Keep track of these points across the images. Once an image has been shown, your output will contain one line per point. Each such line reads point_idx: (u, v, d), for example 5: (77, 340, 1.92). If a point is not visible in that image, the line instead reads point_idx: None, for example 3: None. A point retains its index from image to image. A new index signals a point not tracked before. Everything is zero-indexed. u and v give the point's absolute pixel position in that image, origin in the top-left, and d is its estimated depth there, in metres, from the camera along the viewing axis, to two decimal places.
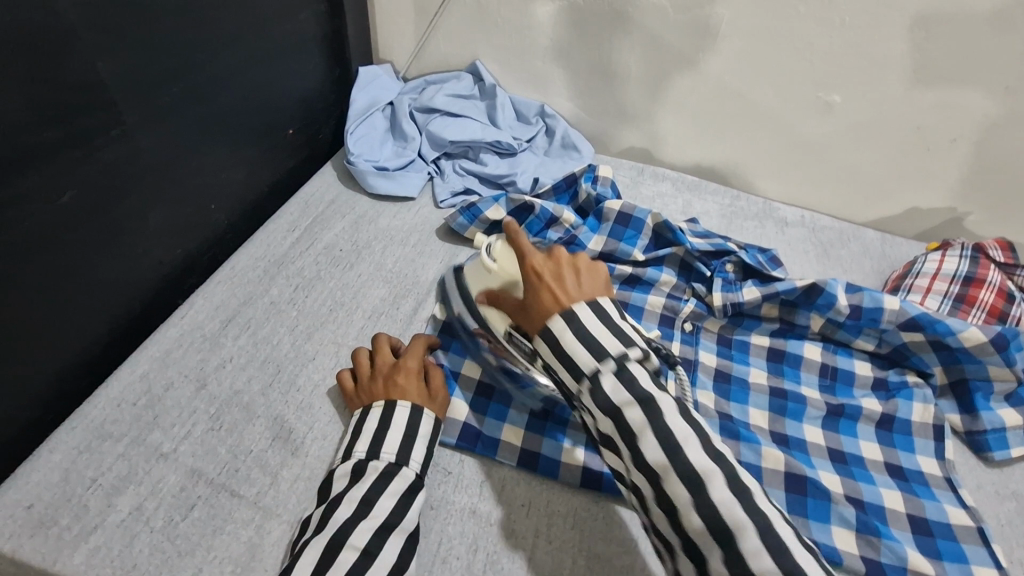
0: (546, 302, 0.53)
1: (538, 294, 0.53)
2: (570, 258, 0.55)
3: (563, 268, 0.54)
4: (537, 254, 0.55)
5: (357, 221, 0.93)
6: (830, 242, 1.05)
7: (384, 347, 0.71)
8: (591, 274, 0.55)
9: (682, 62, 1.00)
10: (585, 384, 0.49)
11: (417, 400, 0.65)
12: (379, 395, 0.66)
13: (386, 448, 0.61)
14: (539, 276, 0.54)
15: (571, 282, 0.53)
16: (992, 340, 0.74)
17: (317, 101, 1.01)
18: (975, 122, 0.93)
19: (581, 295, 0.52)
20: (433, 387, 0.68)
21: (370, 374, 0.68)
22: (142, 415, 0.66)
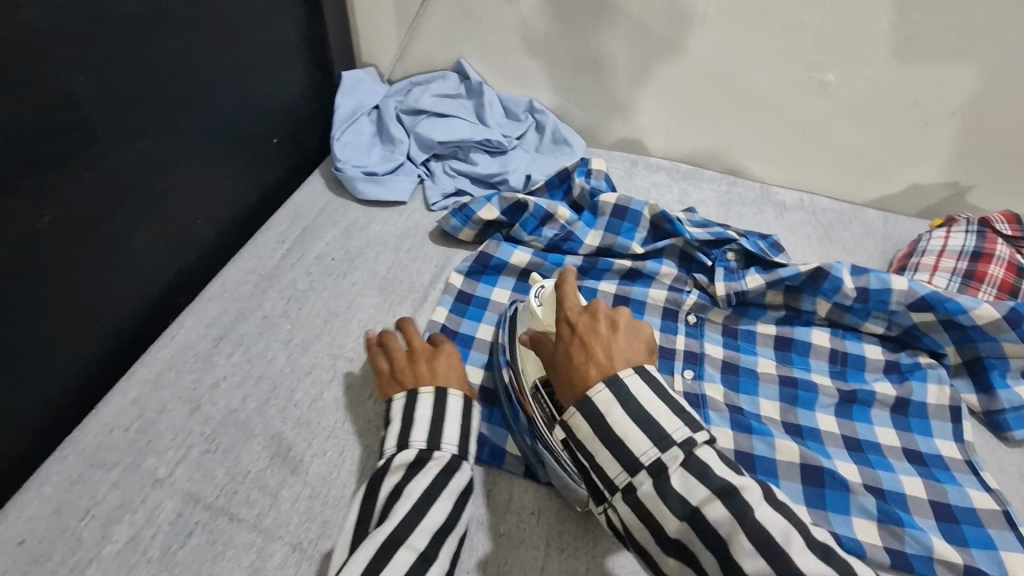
0: (590, 361, 0.52)
1: (580, 357, 0.53)
2: (612, 317, 0.55)
3: (603, 327, 0.54)
4: (580, 315, 0.55)
5: (348, 228, 0.91)
6: (831, 224, 1.03)
7: (417, 330, 0.69)
8: (633, 335, 0.55)
9: (671, 49, 0.98)
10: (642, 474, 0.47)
11: (461, 387, 0.64)
12: (423, 379, 0.64)
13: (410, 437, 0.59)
14: (580, 337, 0.54)
15: (612, 343, 0.53)
16: (1007, 317, 0.72)
17: (300, 109, 0.99)
18: (974, 94, 0.91)
19: (623, 357, 0.52)
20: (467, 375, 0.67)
21: (409, 358, 0.66)
22: (135, 440, 0.64)
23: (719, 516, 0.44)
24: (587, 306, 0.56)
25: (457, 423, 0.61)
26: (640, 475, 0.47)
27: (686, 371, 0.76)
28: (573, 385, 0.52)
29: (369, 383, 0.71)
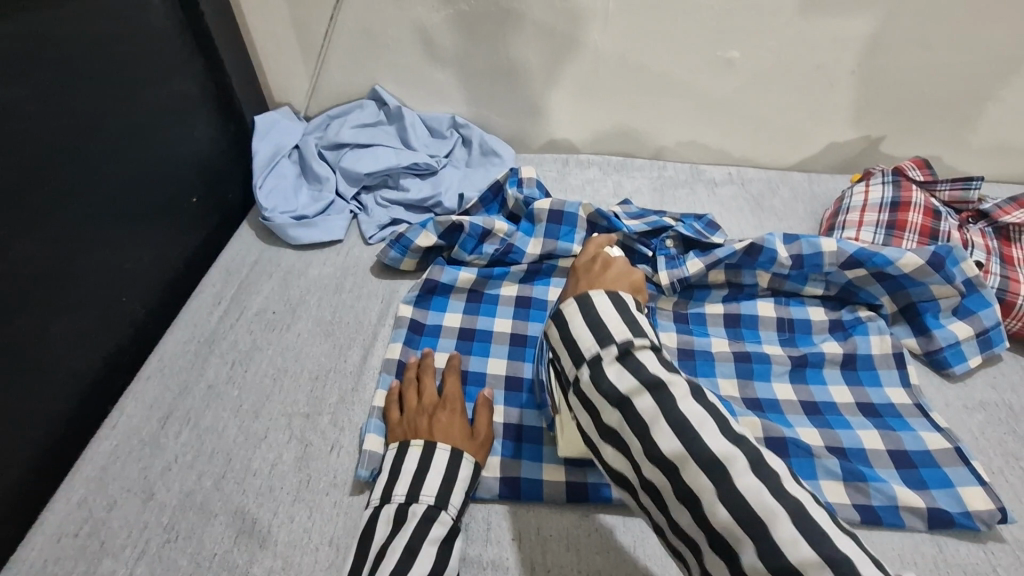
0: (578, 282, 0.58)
1: (574, 282, 0.59)
2: (613, 258, 0.59)
3: (598, 264, 0.59)
4: (585, 256, 0.62)
5: (286, 277, 0.89)
6: (760, 193, 1.06)
7: (429, 377, 0.71)
8: (624, 274, 0.57)
9: (580, 47, 0.98)
10: (584, 368, 0.48)
11: (457, 441, 0.63)
12: (421, 431, 0.64)
13: (393, 489, 0.60)
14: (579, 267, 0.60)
15: (601, 270, 0.58)
16: (929, 261, 0.76)
17: (216, 162, 0.95)
18: (868, 51, 0.95)
19: (607, 281, 0.56)
20: (475, 427, 0.66)
21: (413, 409, 0.67)
22: (88, 544, 0.61)
23: (646, 408, 0.44)
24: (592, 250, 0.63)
25: (428, 470, 0.60)
26: (583, 368, 0.48)
27: None
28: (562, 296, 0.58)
29: (329, 436, 0.69)
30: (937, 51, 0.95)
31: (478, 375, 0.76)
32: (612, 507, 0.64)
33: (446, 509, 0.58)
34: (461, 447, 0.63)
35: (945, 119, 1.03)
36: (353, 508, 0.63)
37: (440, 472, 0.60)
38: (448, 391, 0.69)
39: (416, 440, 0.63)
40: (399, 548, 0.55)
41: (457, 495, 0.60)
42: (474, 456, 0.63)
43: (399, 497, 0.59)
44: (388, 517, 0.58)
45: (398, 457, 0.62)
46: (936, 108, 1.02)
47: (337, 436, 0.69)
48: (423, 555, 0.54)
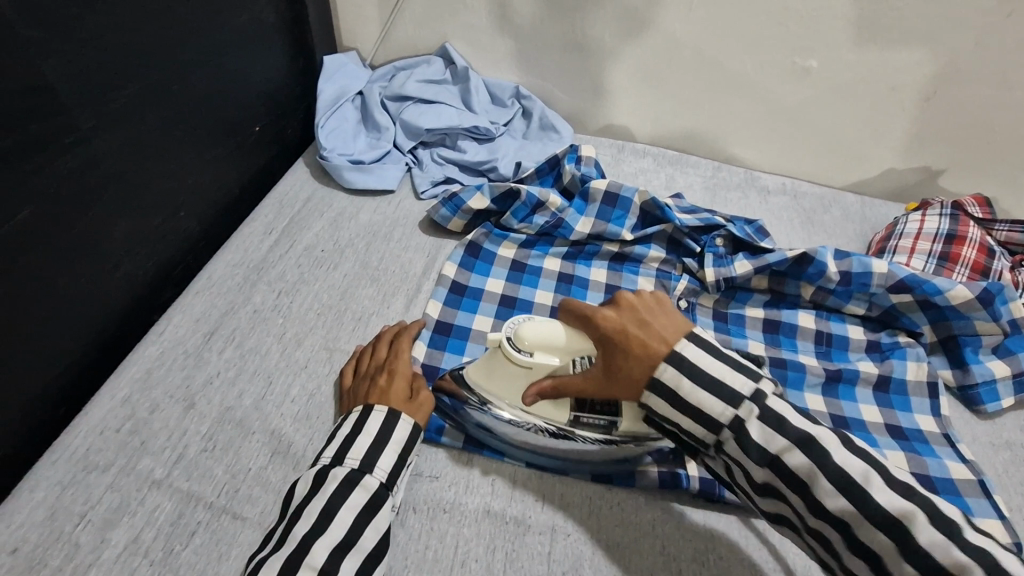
0: (641, 357, 0.50)
1: (630, 354, 0.51)
2: (636, 299, 0.53)
3: (637, 318, 0.52)
4: (607, 310, 0.53)
5: (336, 218, 0.89)
6: (812, 208, 1.05)
7: (381, 342, 0.70)
8: (661, 311, 0.52)
9: (658, 34, 0.98)
10: (727, 434, 0.48)
11: (393, 401, 0.62)
12: (361, 398, 0.64)
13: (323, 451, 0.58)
14: (616, 331, 0.52)
15: (650, 325, 0.51)
16: (979, 297, 0.76)
17: (282, 96, 0.96)
18: (946, 81, 0.94)
19: (669, 334, 0.50)
20: (416, 389, 0.64)
21: (361, 374, 0.67)
22: (129, 441, 0.63)
23: None
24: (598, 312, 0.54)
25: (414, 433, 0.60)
26: (725, 434, 0.48)
27: None
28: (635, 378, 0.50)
29: None
30: (1015, 90, 0.94)
31: None
32: (635, 489, 0.65)
33: (371, 473, 0.56)
34: (395, 407, 0.61)
35: (1010, 162, 1.02)
36: None
37: None
38: (398, 355, 0.68)
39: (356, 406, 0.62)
40: (314, 511, 0.53)
41: (387, 457, 0.58)
42: (411, 419, 0.61)
43: (324, 459, 0.57)
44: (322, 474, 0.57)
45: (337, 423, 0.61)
46: (1003, 148, 1.01)
47: None
48: (339, 520, 0.53)
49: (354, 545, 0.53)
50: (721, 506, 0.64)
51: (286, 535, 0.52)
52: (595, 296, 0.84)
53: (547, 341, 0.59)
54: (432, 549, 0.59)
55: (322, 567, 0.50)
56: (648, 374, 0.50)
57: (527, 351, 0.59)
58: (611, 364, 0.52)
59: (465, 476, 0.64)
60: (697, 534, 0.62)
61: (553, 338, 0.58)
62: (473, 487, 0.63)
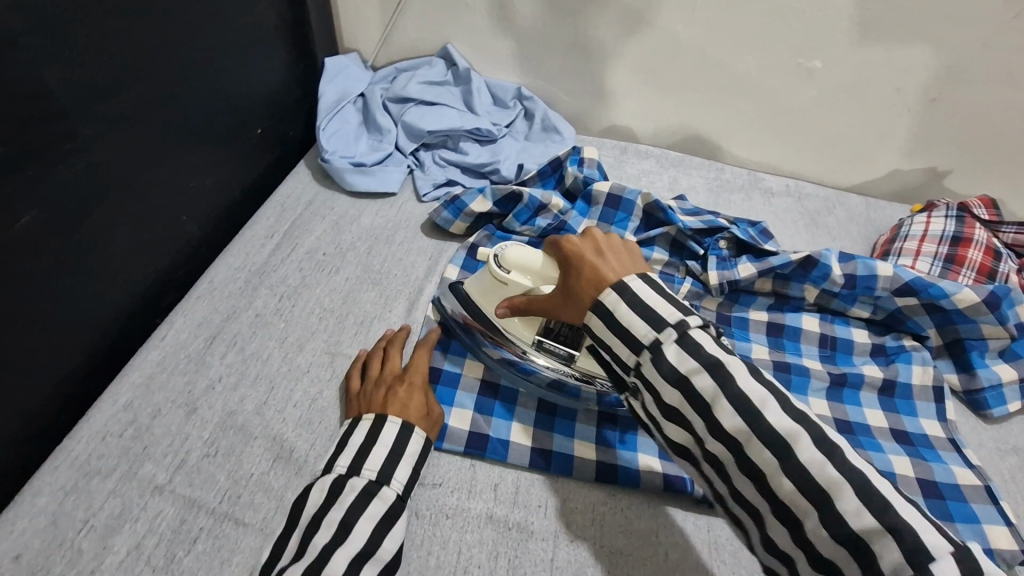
0: (589, 281, 0.51)
1: (579, 278, 0.52)
2: (603, 237, 0.54)
3: (597, 249, 0.53)
4: (574, 238, 0.55)
5: (338, 221, 0.89)
6: (816, 210, 1.05)
7: (395, 352, 0.70)
8: (622, 252, 0.54)
9: (661, 35, 0.97)
10: (645, 356, 0.47)
11: (411, 414, 0.62)
12: (374, 405, 0.62)
13: (336, 459, 0.57)
14: (576, 255, 0.54)
15: (609, 258, 0.53)
16: (986, 300, 0.75)
17: (283, 98, 0.96)
18: (952, 81, 0.94)
19: (620, 269, 0.51)
20: (432, 404, 0.64)
21: (373, 381, 0.66)
22: (131, 447, 0.62)
23: (733, 426, 0.43)
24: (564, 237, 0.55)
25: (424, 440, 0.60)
26: (643, 356, 0.47)
27: None
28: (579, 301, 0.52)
29: None
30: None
31: None
32: (638, 494, 0.64)
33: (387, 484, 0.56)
34: (413, 420, 0.61)
35: (1017, 163, 1.01)
36: None
37: None
38: (413, 365, 0.68)
39: (370, 414, 0.61)
40: (333, 521, 0.52)
41: (403, 470, 0.57)
42: (423, 432, 0.61)
43: (339, 468, 0.56)
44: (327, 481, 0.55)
45: (348, 429, 0.60)
46: (1010, 148, 1.00)
47: None
48: (357, 531, 0.52)
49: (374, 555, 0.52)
50: (724, 512, 0.63)
51: (304, 548, 0.51)
52: None
53: (527, 265, 0.64)
54: (435, 555, 0.58)
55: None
56: (594, 297, 0.51)
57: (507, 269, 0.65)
58: (567, 285, 0.54)
59: (468, 481, 0.64)
60: (701, 541, 0.61)
61: (529, 261, 0.64)
62: (476, 492, 0.63)
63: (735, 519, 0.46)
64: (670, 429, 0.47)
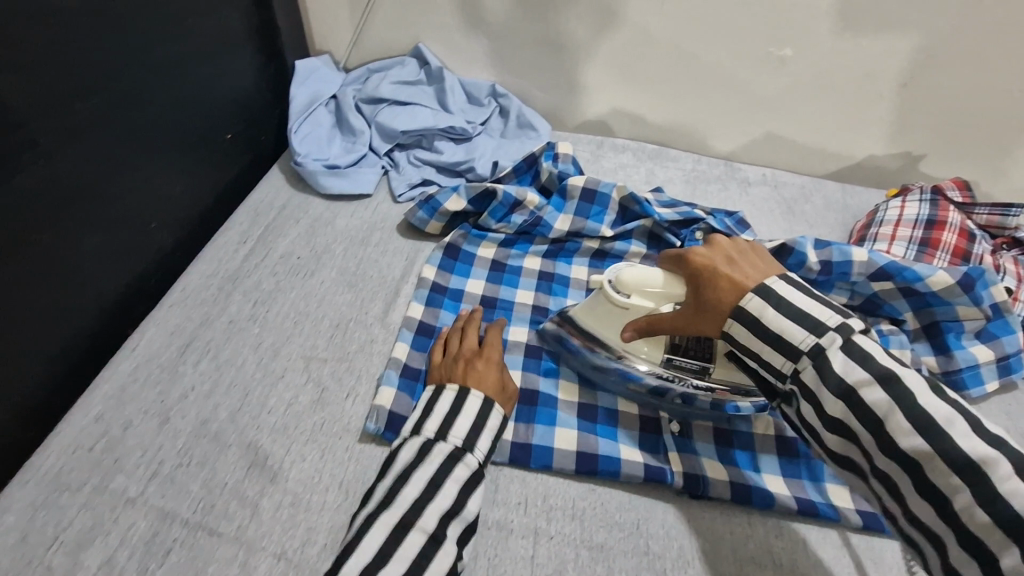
0: (730, 289, 0.54)
1: (717, 285, 0.55)
2: (729, 242, 0.58)
3: (728, 255, 0.57)
4: (699, 249, 0.58)
5: (313, 224, 0.88)
6: (793, 198, 1.05)
7: (473, 324, 0.73)
8: (750, 258, 0.57)
9: (633, 29, 0.97)
10: (808, 361, 0.49)
11: (489, 390, 0.64)
12: (456, 377, 0.65)
13: (424, 424, 0.60)
14: (709, 265, 0.56)
15: (740, 264, 0.56)
16: (960, 282, 0.75)
17: (254, 102, 0.95)
18: (921, 66, 0.94)
19: (758, 274, 0.55)
20: (506, 380, 0.67)
21: (453, 355, 0.69)
22: (102, 459, 0.61)
23: None
24: (691, 249, 0.59)
25: (459, 413, 0.61)
26: (803, 360, 0.50)
27: None
28: (721, 309, 0.54)
29: (345, 384, 0.69)
30: (993, 72, 0.93)
31: None
32: (619, 487, 0.64)
33: (473, 452, 0.59)
34: (491, 396, 0.64)
35: (989, 145, 1.02)
36: (361, 459, 0.63)
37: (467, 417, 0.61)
38: (489, 339, 0.70)
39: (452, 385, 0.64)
40: (423, 478, 0.56)
41: (485, 441, 0.61)
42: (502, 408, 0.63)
43: (428, 432, 0.59)
44: (412, 446, 0.59)
45: (431, 397, 0.63)
46: (981, 130, 1.01)
47: (353, 384, 0.69)
48: (446, 490, 0.56)
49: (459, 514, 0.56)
50: (704, 501, 0.64)
51: (392, 495, 0.55)
52: (576, 294, 0.83)
53: (648, 285, 0.63)
54: None
55: (433, 529, 0.53)
56: (736, 303, 0.53)
57: (626, 292, 0.65)
58: (701, 297, 0.56)
59: None
60: (682, 531, 0.61)
61: (648, 279, 0.63)
62: None
63: (907, 538, 0.47)
64: (828, 437, 0.49)
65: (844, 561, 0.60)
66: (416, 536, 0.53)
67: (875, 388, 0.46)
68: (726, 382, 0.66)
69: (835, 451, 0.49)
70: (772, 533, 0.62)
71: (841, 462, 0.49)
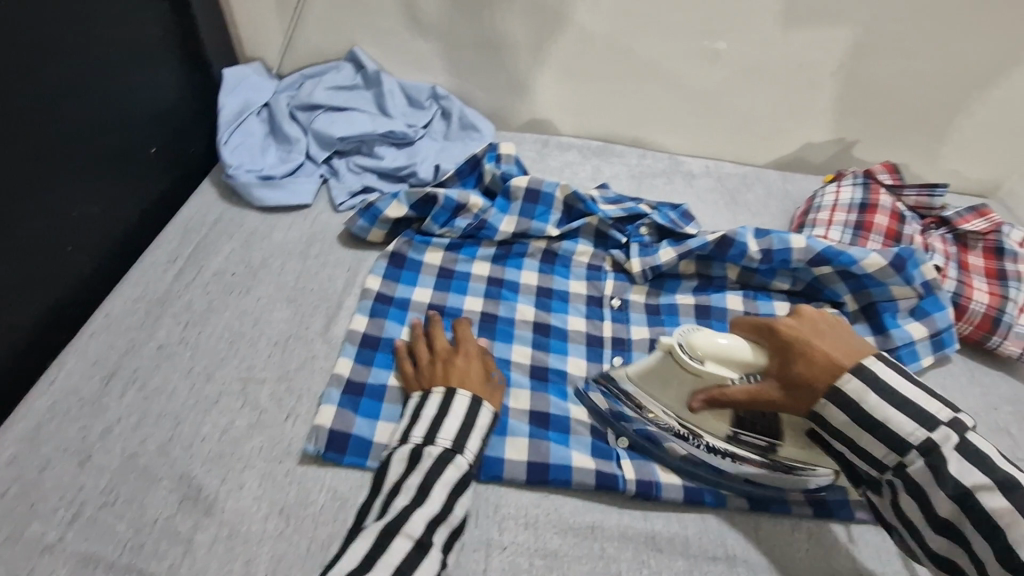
0: (826, 368, 0.56)
1: (813, 364, 0.56)
2: (817, 315, 0.59)
3: (817, 326, 0.58)
4: (785, 320, 0.58)
5: (248, 239, 0.85)
6: (736, 188, 1.07)
7: (438, 323, 0.72)
8: (835, 330, 0.59)
9: (569, 27, 0.97)
10: (915, 455, 0.52)
11: (475, 388, 0.64)
12: (438, 381, 0.65)
13: (414, 429, 0.60)
14: (803, 341, 0.57)
15: (828, 337, 0.58)
16: (892, 262, 0.78)
17: (179, 114, 0.90)
18: (848, 56, 0.97)
19: (846, 351, 0.57)
20: (488, 373, 0.67)
21: (428, 359, 0.68)
22: (16, 506, 0.57)
23: None
24: (781, 320, 0.58)
25: (447, 415, 0.60)
26: (912, 454, 0.52)
27: (615, 359, 0.76)
28: (814, 388, 0.56)
29: (284, 405, 0.66)
30: (914, 59, 0.97)
31: None
32: (572, 491, 0.63)
33: (462, 453, 0.59)
34: (478, 394, 0.64)
35: (915, 129, 1.06)
36: (303, 482, 0.60)
37: (456, 422, 0.60)
38: (461, 337, 0.69)
39: (437, 388, 0.63)
40: (413, 486, 0.56)
41: (475, 442, 0.60)
42: (490, 404, 0.64)
43: (416, 438, 0.59)
44: (401, 455, 0.59)
45: (419, 402, 0.63)
46: (906, 116, 1.05)
47: (293, 404, 0.66)
48: (436, 496, 0.56)
49: (446, 520, 0.55)
50: (658, 505, 0.63)
51: (386, 508, 0.55)
52: (526, 298, 0.81)
53: (725, 352, 0.59)
54: None
55: (421, 535, 0.52)
56: (830, 385, 0.55)
57: (698, 358, 0.60)
58: (789, 373, 0.56)
59: None
60: (635, 532, 0.61)
61: (724, 350, 0.59)
62: None
63: None
64: (934, 538, 0.52)
65: (792, 549, 0.61)
66: (403, 542, 0.52)
67: (995, 494, 0.48)
68: (794, 464, 0.63)
69: (935, 550, 0.53)
70: (724, 525, 0.62)
71: (942, 564, 0.52)
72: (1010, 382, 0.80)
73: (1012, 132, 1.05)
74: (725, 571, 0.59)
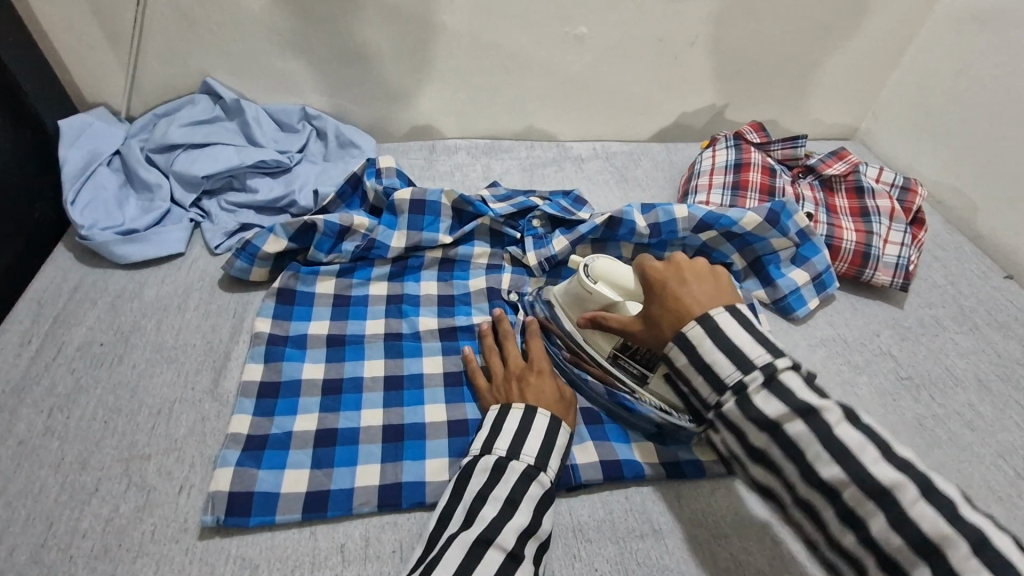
0: (673, 312, 0.55)
1: (662, 306, 0.56)
2: (692, 262, 0.59)
3: (683, 272, 0.58)
4: (658, 264, 0.59)
5: (115, 301, 0.77)
6: (624, 165, 1.09)
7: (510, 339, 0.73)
8: (706, 280, 0.57)
9: (430, 29, 0.94)
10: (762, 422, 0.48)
11: (547, 403, 0.64)
12: (514, 398, 0.65)
13: (496, 441, 0.59)
14: (662, 282, 0.58)
15: (692, 286, 0.57)
16: (767, 217, 0.81)
17: (10, 179, 0.81)
18: (704, 25, 1.01)
19: (705, 300, 0.55)
20: (562, 390, 0.66)
21: (502, 377, 0.68)
22: None
23: None
24: (648, 261, 0.60)
25: (529, 431, 0.60)
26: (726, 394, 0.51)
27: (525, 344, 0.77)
28: (661, 329, 0.56)
29: (175, 477, 0.61)
30: (762, 21, 1.02)
31: (355, 381, 0.70)
32: None
33: (546, 471, 0.58)
34: (552, 409, 0.63)
35: (775, 86, 1.13)
36: (202, 559, 0.56)
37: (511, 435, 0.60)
38: (534, 354, 0.69)
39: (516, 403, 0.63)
40: (500, 497, 0.56)
41: (555, 459, 0.59)
42: (567, 424, 0.63)
43: (500, 450, 0.58)
44: (484, 466, 0.58)
45: (499, 414, 0.62)
46: (766, 75, 1.11)
47: (185, 475, 0.61)
48: (522, 508, 0.55)
49: (535, 532, 0.55)
50: (580, 490, 0.64)
51: (473, 516, 0.55)
52: (429, 311, 0.79)
53: (616, 278, 0.68)
54: None
55: (512, 546, 0.52)
56: (674, 327, 0.55)
57: (594, 278, 0.69)
58: (648, 311, 0.58)
59: (304, 551, 0.57)
60: (564, 527, 0.61)
61: (616, 276, 0.68)
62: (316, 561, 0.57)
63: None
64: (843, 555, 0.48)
65: (712, 511, 0.63)
66: (495, 553, 0.51)
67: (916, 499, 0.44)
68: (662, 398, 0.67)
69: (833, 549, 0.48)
70: (646, 502, 0.64)
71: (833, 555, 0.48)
72: (886, 307, 0.87)
73: (857, 77, 1.14)
74: (654, 546, 0.60)
